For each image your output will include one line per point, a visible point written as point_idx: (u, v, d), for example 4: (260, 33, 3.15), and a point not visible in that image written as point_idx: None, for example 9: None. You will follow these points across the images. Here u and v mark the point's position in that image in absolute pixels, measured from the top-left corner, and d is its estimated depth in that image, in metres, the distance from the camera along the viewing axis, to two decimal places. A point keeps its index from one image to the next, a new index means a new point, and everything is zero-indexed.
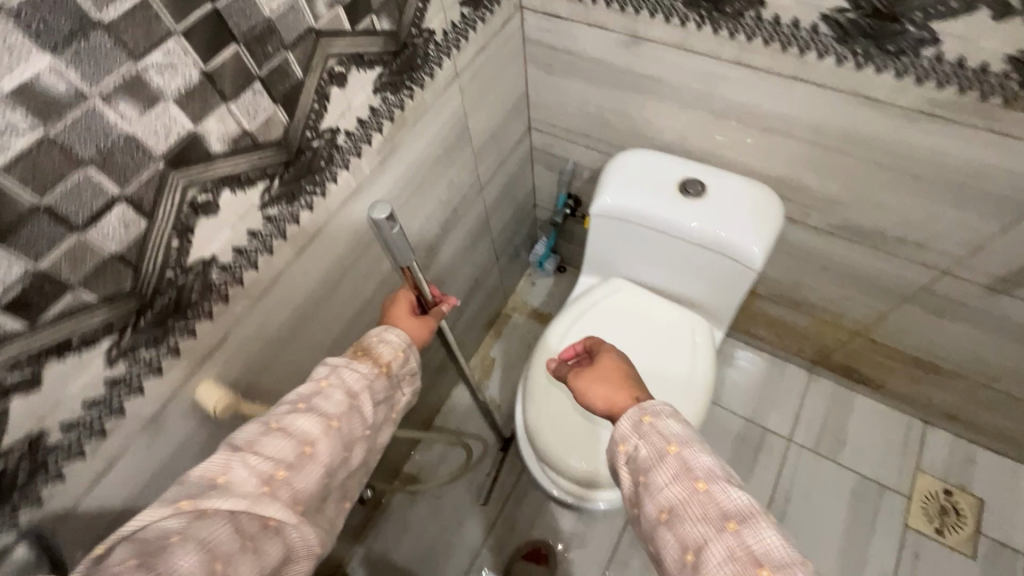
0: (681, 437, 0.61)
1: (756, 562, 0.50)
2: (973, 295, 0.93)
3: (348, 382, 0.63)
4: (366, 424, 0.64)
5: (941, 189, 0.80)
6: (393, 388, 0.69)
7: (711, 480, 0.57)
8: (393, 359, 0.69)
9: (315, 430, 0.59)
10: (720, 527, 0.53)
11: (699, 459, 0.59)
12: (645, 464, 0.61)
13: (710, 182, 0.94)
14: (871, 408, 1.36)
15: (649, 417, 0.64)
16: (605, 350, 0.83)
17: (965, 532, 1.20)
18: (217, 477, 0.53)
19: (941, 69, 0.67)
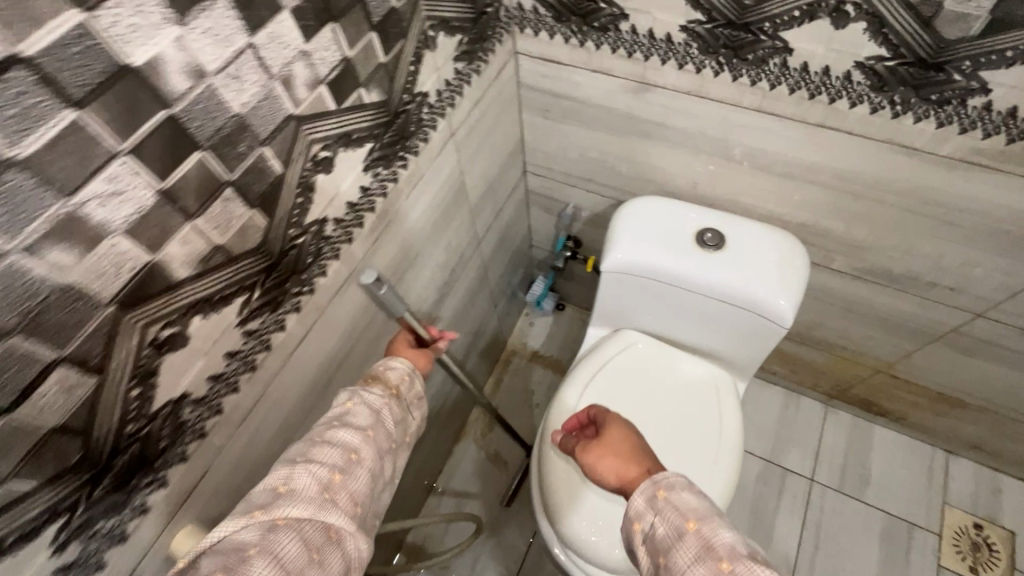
0: (700, 510, 0.52)
1: None
2: (1009, 336, 0.88)
3: (365, 399, 0.54)
4: (391, 440, 0.55)
5: (981, 236, 0.75)
6: (408, 409, 0.58)
7: (734, 557, 0.47)
8: (400, 380, 0.59)
9: (355, 440, 0.51)
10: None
11: (723, 536, 0.49)
12: (664, 544, 0.52)
13: (727, 231, 0.88)
14: (891, 440, 1.30)
15: (663, 491, 0.54)
16: (606, 414, 0.66)
17: (1000, 569, 1.15)
18: (278, 484, 0.47)
19: (989, 119, 0.61)
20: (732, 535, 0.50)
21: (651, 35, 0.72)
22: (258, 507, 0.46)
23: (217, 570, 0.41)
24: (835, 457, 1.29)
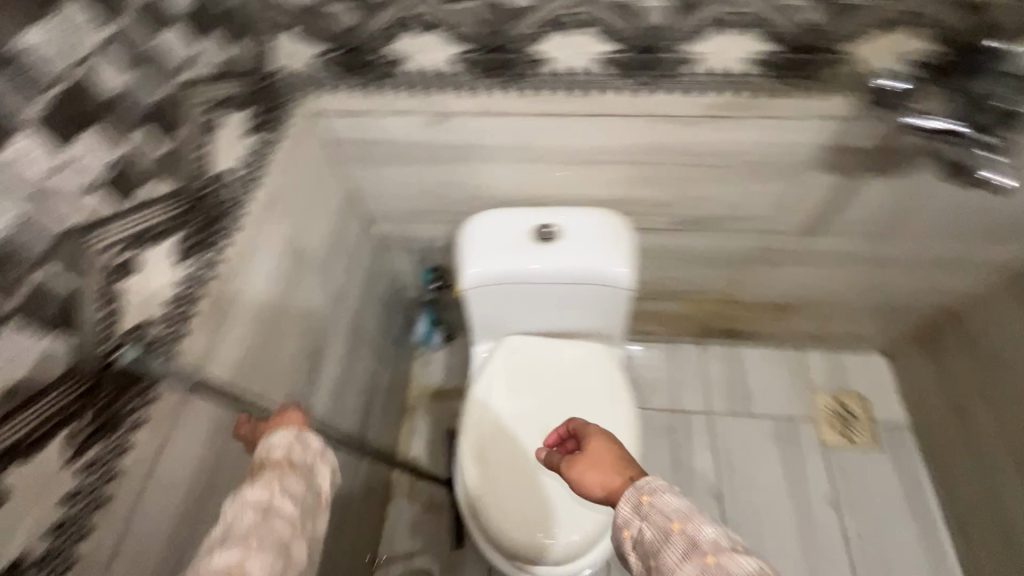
0: (683, 510, 0.52)
1: None
2: (796, 242, 1.07)
3: (247, 499, 0.46)
4: (292, 524, 0.47)
5: (742, 170, 0.91)
6: (304, 479, 0.50)
7: (721, 551, 0.47)
8: (287, 455, 0.51)
9: (237, 555, 0.42)
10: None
11: (706, 532, 0.49)
12: (652, 547, 0.52)
13: (559, 220, 0.96)
14: (758, 355, 1.50)
15: (646, 496, 0.55)
16: (591, 428, 0.68)
17: (864, 429, 1.38)
18: None
19: (706, 80, 0.76)
20: (719, 529, 0.50)
21: (430, 71, 0.79)
22: None
23: None
24: (721, 386, 1.45)
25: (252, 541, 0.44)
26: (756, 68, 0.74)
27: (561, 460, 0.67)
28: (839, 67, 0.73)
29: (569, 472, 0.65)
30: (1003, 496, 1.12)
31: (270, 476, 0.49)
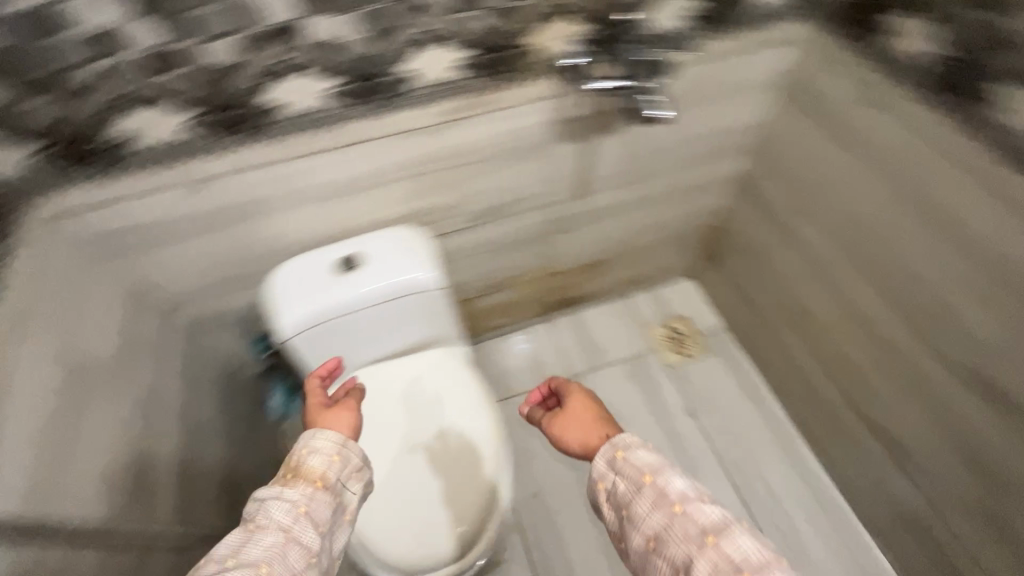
0: (651, 465, 0.64)
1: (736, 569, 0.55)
2: (575, 206, 1.24)
3: (285, 507, 0.63)
4: (322, 526, 0.64)
5: (501, 159, 1.03)
6: (338, 491, 0.68)
7: (688, 504, 0.61)
8: (325, 469, 0.69)
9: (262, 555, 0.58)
10: (705, 548, 0.57)
11: (673, 484, 0.62)
12: (626, 498, 0.64)
13: (359, 248, 1.01)
14: (599, 312, 1.66)
15: (621, 452, 0.67)
16: (573, 389, 0.80)
17: (695, 342, 1.60)
18: None
19: (429, 91, 0.87)
20: (685, 482, 0.63)
21: (168, 143, 0.79)
22: None
23: None
24: (577, 349, 1.59)
25: (289, 529, 0.62)
26: (466, 72, 0.86)
27: (548, 420, 0.79)
28: (526, 57, 0.87)
29: (556, 429, 0.77)
30: (794, 353, 1.36)
31: (308, 485, 0.66)
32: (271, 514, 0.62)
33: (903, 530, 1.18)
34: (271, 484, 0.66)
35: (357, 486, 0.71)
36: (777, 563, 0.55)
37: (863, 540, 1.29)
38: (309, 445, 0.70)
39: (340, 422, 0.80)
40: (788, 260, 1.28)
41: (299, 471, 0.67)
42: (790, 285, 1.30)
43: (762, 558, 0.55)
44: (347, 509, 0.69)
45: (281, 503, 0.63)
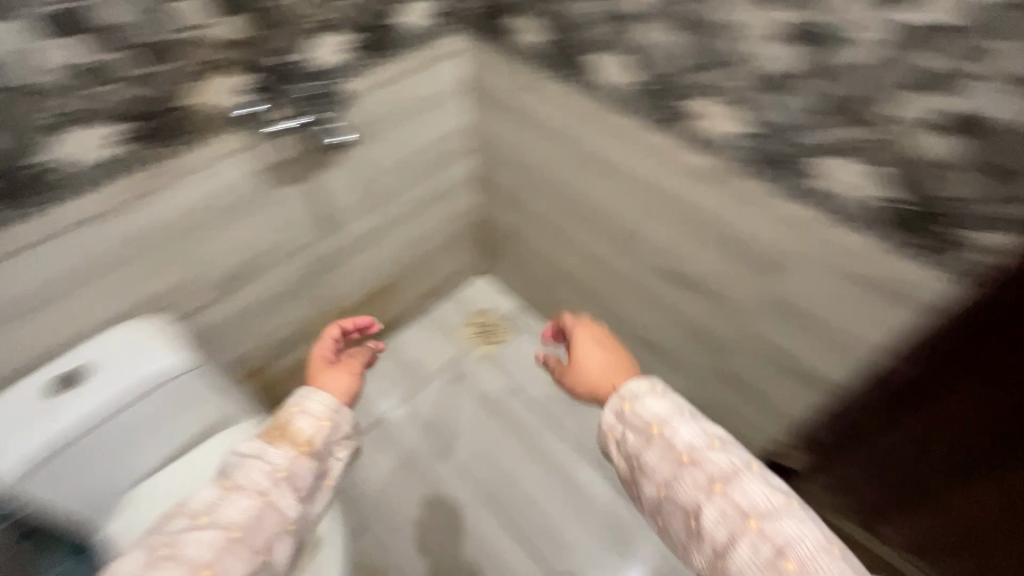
0: (660, 415, 0.64)
1: (745, 515, 0.57)
2: (330, 243, 1.26)
3: (265, 471, 0.61)
4: (303, 491, 0.63)
5: (220, 219, 1.00)
6: (322, 458, 0.66)
7: (699, 453, 0.61)
8: (314, 435, 0.66)
9: (237, 521, 0.57)
10: (717, 497, 0.58)
11: (680, 435, 0.62)
12: (635, 448, 0.64)
13: (80, 360, 0.89)
14: (410, 333, 1.70)
15: (627, 403, 0.66)
16: (587, 327, 0.79)
17: (502, 327, 1.71)
18: (160, 550, 0.54)
19: (93, 173, 0.81)
20: (696, 429, 0.63)
21: None
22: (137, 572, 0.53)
23: None
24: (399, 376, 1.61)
25: (267, 493, 0.60)
26: (129, 144, 0.82)
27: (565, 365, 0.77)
28: (192, 116, 0.87)
29: (567, 371, 0.75)
30: (574, 309, 1.52)
31: (295, 449, 0.64)
32: (248, 477, 0.61)
33: None
34: (255, 439, 0.65)
35: (340, 454, 0.69)
36: (781, 507, 0.57)
37: None
38: (302, 398, 0.69)
39: (339, 380, 0.75)
40: (536, 232, 1.43)
41: (287, 433, 0.65)
42: (546, 253, 1.45)
43: (767, 506, 0.57)
44: (327, 476, 0.67)
45: (268, 460, 0.62)
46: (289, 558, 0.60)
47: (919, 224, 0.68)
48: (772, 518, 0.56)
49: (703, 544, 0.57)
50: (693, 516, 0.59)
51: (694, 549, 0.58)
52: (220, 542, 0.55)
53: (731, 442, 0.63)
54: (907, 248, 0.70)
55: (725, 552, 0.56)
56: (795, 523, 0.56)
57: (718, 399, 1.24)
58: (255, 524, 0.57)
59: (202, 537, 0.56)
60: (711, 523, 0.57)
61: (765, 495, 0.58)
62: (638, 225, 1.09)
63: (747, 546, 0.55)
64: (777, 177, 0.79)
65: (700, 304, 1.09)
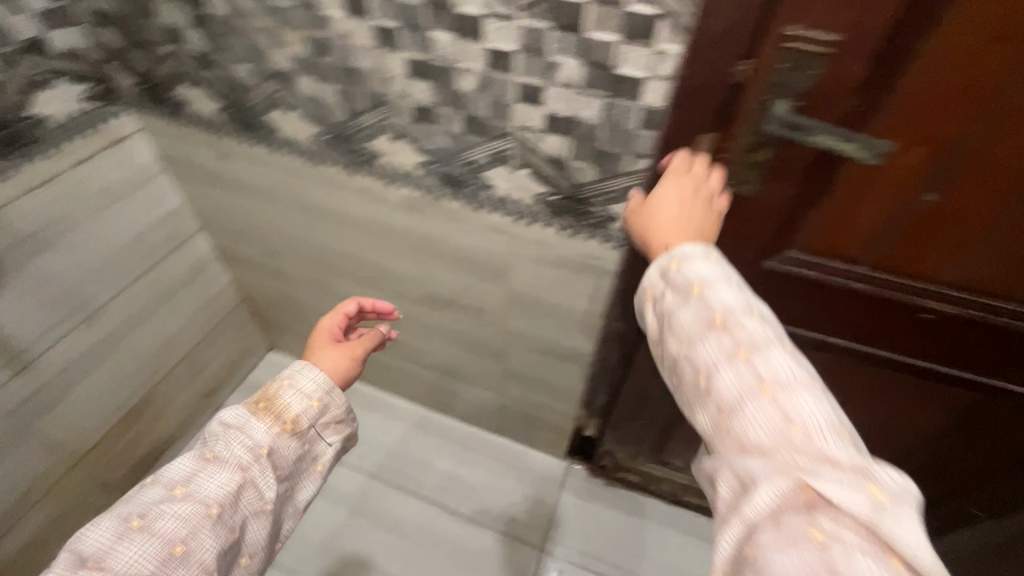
0: (705, 275, 0.53)
1: (761, 383, 0.47)
2: (28, 382, 1.03)
3: (245, 438, 0.61)
4: (282, 471, 0.62)
5: None
6: (308, 438, 0.66)
7: (734, 319, 0.50)
8: (300, 416, 0.65)
9: (211, 498, 0.56)
10: (739, 363, 0.48)
11: (720, 298, 0.52)
12: (668, 306, 0.54)
13: None
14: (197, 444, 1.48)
15: (675, 261, 0.56)
16: (686, 176, 0.62)
17: None
18: (132, 518, 0.55)
19: None
20: (737, 297, 0.52)
21: None
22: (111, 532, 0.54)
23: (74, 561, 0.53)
24: None
25: (247, 469, 0.59)
26: None
27: (644, 201, 0.65)
28: None
29: (634, 210, 0.66)
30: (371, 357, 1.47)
31: (277, 421, 0.63)
32: (229, 450, 0.60)
33: (513, 421, 1.42)
34: (241, 407, 0.64)
35: (332, 436, 0.68)
36: (808, 385, 0.46)
37: (511, 447, 1.50)
38: (290, 369, 0.68)
39: (326, 358, 0.74)
40: (302, 293, 1.34)
41: (270, 401, 0.64)
42: (321, 311, 1.37)
43: (793, 381, 0.46)
44: (314, 458, 0.66)
45: (251, 428, 0.62)
46: (264, 540, 0.59)
47: (574, 209, 0.79)
48: (794, 392, 0.46)
49: (712, 407, 0.48)
50: (708, 379, 0.49)
51: (701, 414, 0.50)
52: (195, 518, 0.55)
53: (772, 321, 0.52)
54: (574, 229, 0.82)
55: (731, 411, 0.47)
56: (820, 405, 0.45)
57: (519, 397, 1.31)
58: (230, 502, 0.57)
59: (179, 510, 0.55)
60: (726, 385, 0.48)
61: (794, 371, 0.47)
62: (386, 261, 1.10)
63: (756, 412, 0.45)
64: (466, 194, 0.86)
65: (467, 318, 1.14)
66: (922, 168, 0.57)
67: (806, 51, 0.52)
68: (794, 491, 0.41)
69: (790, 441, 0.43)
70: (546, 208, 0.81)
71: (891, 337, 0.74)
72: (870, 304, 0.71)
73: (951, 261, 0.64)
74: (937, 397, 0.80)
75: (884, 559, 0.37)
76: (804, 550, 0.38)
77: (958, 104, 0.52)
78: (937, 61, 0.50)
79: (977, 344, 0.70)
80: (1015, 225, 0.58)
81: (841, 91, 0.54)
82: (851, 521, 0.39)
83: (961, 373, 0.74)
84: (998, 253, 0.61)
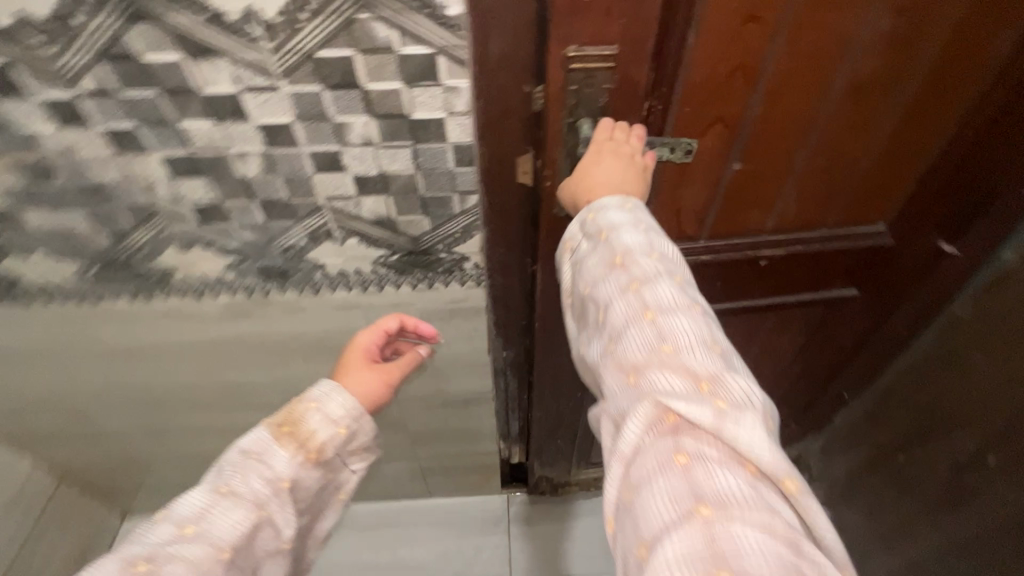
0: (616, 222, 0.49)
1: (647, 313, 0.43)
2: None
3: (260, 473, 0.54)
4: (301, 503, 0.58)
5: None
6: (332, 466, 0.61)
7: (630, 251, 0.46)
8: (327, 443, 0.60)
9: (223, 540, 0.50)
10: (630, 295, 0.44)
11: (623, 239, 0.47)
12: (579, 251, 0.50)
13: None
14: None
15: (593, 212, 0.51)
16: (605, 146, 0.55)
17: None
18: (134, 562, 0.46)
19: None
20: (641, 235, 0.48)
21: None
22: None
23: None
24: None
25: (265, 506, 0.53)
26: None
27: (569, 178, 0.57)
28: None
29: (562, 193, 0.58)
30: None
31: (303, 451, 0.58)
32: (247, 483, 0.53)
33: (438, 479, 1.32)
34: (263, 429, 0.58)
35: (360, 464, 0.64)
36: (691, 311, 0.43)
37: (445, 504, 1.39)
38: (318, 391, 0.63)
39: (364, 382, 0.72)
40: (141, 444, 1.10)
41: (297, 426, 0.59)
42: (173, 456, 1.13)
43: (678, 311, 0.42)
44: (337, 487, 0.63)
45: (273, 460, 0.56)
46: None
47: (420, 262, 0.73)
48: (675, 322, 0.42)
49: (604, 336, 0.45)
50: (604, 312, 0.45)
51: (594, 346, 0.46)
52: (205, 563, 0.48)
53: (672, 253, 0.48)
54: (428, 282, 0.76)
55: (614, 342, 0.43)
56: (700, 329, 0.42)
57: (434, 455, 1.21)
58: (244, 545, 0.51)
59: (186, 554, 0.48)
60: (617, 318, 0.44)
61: (686, 305, 0.43)
62: (232, 375, 0.93)
63: (637, 340, 0.42)
64: (298, 281, 0.75)
65: None
66: (722, 141, 0.61)
67: (589, 67, 0.51)
68: (662, 418, 0.38)
69: (662, 366, 0.40)
70: (391, 269, 0.74)
71: (744, 288, 0.80)
72: (718, 267, 0.75)
73: (768, 211, 0.70)
74: (793, 321, 0.89)
75: (740, 469, 0.36)
76: (667, 475, 0.35)
77: (735, 81, 0.55)
78: (708, 48, 0.52)
79: (807, 271, 0.79)
80: (805, 167, 0.65)
81: (633, 96, 0.55)
82: (713, 441, 0.36)
83: (803, 296, 0.83)
84: (800, 194, 0.68)
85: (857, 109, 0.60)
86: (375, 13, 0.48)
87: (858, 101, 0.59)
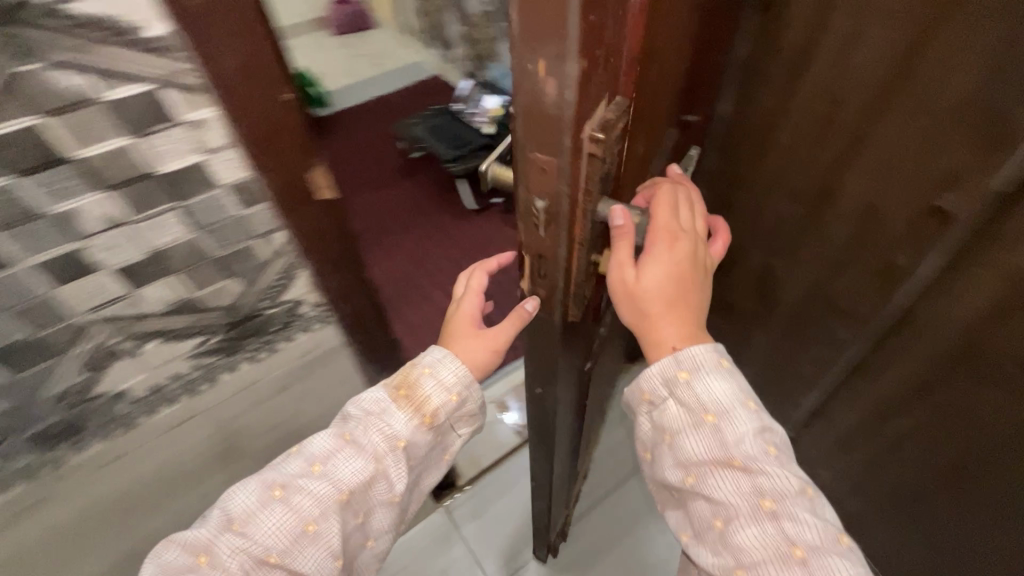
0: (720, 402, 0.47)
1: (790, 545, 0.42)
2: None
3: (372, 421, 0.56)
4: (414, 462, 0.58)
5: None
6: (443, 430, 0.60)
7: (752, 460, 0.45)
8: (440, 409, 0.58)
9: (345, 478, 0.54)
10: (759, 514, 0.43)
11: (737, 433, 0.46)
12: (671, 423, 0.48)
13: None
14: None
15: (683, 371, 0.48)
16: (676, 236, 0.49)
17: None
18: (272, 487, 0.53)
19: None
20: (752, 424, 0.46)
21: None
22: (246, 506, 0.52)
23: (212, 529, 0.51)
24: None
25: (382, 460, 0.55)
26: None
27: (633, 276, 0.48)
28: None
29: (620, 289, 0.49)
30: None
31: (416, 417, 0.57)
32: (368, 436, 0.56)
33: None
34: (381, 390, 0.58)
35: (466, 428, 0.62)
36: (834, 544, 0.43)
37: None
38: (431, 355, 0.59)
39: (471, 353, 0.60)
40: None
41: (407, 399, 0.57)
42: None
43: (819, 540, 0.42)
44: (445, 449, 0.62)
45: (390, 419, 0.56)
46: (389, 525, 0.57)
47: (250, 329, 0.64)
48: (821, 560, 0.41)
49: (728, 544, 0.44)
50: (726, 517, 0.44)
51: (712, 542, 0.45)
52: (327, 500, 0.53)
53: (785, 445, 0.47)
54: (268, 345, 0.67)
55: (745, 557, 0.43)
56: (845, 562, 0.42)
57: None
58: (363, 483, 0.54)
59: (315, 488, 0.53)
60: (746, 538, 0.43)
61: (827, 534, 0.43)
62: None
63: None
64: (98, 425, 0.59)
65: None
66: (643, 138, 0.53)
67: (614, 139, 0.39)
68: None
69: None
70: (220, 352, 0.63)
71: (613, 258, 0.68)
72: None
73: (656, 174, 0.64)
74: None
75: None
76: None
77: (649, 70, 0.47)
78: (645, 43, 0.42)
79: None
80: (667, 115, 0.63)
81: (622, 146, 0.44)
82: None
83: None
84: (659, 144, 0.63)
85: (684, 46, 0.58)
86: (44, 61, 0.37)
87: (686, 39, 0.58)
